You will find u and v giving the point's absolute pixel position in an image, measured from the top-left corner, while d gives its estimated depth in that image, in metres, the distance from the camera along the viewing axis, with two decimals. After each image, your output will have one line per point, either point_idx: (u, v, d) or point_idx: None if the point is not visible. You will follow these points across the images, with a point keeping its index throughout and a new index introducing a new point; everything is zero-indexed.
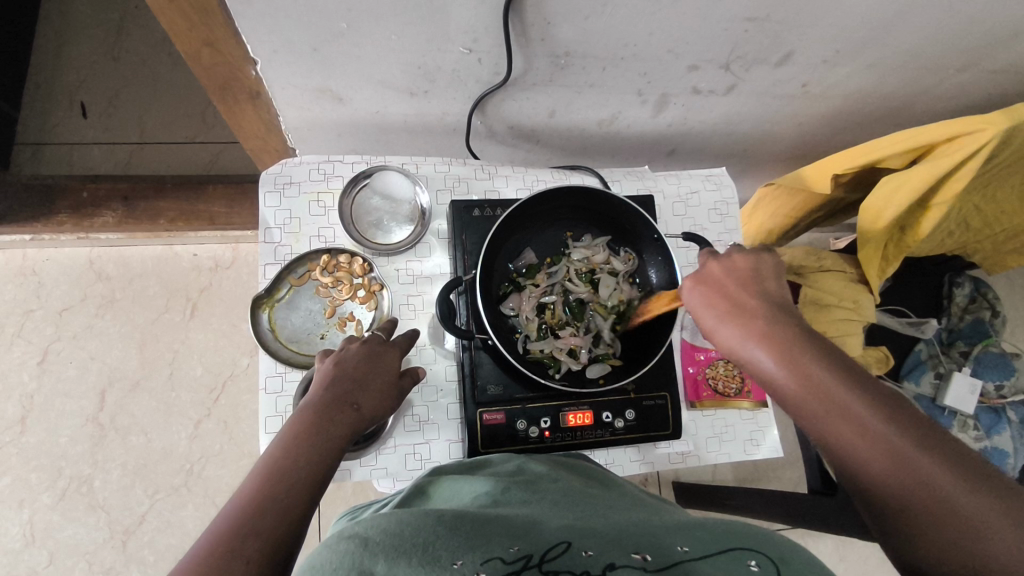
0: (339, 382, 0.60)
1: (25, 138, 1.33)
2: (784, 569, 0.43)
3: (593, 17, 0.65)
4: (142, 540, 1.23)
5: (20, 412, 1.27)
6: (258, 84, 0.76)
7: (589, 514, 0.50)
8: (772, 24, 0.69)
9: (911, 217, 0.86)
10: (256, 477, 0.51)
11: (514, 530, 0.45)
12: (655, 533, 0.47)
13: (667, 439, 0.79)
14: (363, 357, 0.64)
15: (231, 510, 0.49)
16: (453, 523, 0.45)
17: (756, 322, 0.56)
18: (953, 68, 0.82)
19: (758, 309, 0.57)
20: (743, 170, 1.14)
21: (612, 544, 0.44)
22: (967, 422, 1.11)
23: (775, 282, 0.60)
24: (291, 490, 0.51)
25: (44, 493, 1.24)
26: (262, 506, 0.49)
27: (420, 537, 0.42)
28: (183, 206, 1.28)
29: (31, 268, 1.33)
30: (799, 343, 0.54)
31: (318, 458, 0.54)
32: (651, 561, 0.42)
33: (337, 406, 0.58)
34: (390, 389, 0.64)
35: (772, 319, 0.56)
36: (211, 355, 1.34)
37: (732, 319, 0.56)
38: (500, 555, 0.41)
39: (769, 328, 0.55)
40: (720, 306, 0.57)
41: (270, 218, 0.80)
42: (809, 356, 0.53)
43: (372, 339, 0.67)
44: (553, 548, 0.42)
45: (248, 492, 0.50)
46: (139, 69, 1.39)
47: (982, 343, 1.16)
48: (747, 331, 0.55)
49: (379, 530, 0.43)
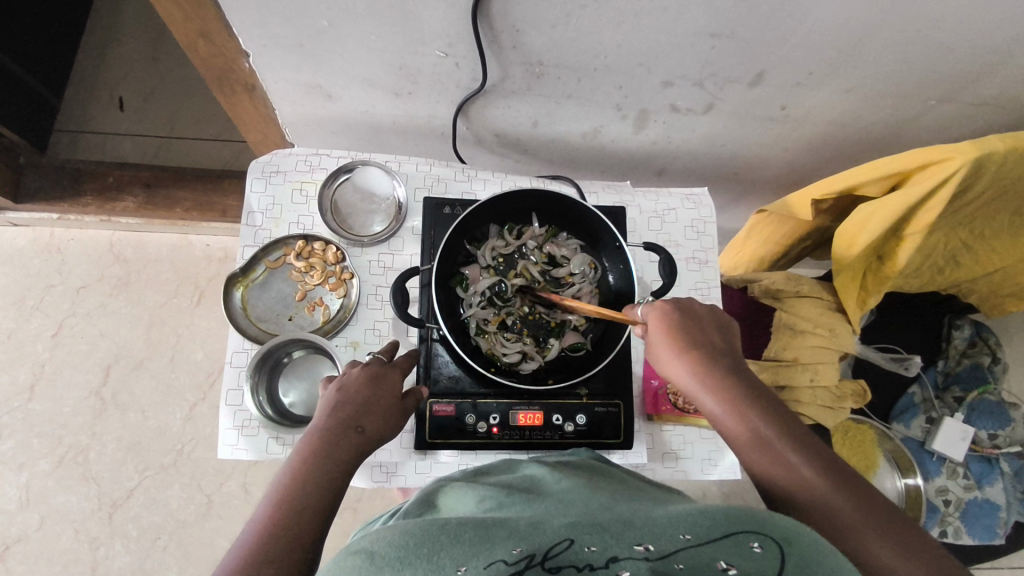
0: (344, 406, 0.62)
1: (66, 126, 1.44)
2: (787, 553, 0.43)
3: (560, 26, 0.68)
4: (128, 514, 1.28)
5: (31, 380, 1.34)
6: (251, 77, 0.81)
7: (593, 509, 0.51)
8: (738, 41, 0.70)
9: (888, 246, 0.85)
10: (269, 505, 0.53)
11: (517, 531, 0.45)
12: (655, 522, 0.46)
13: (617, 448, 0.79)
14: (366, 380, 0.66)
15: (248, 536, 0.51)
16: (456, 530, 0.46)
17: (708, 360, 0.62)
18: (935, 97, 0.82)
19: (711, 348, 0.63)
20: (736, 194, 1.14)
21: (615, 537, 0.44)
22: (956, 470, 1.07)
23: (717, 331, 0.66)
24: (301, 516, 0.53)
25: (43, 459, 1.30)
26: (277, 538, 0.51)
27: (424, 547, 0.43)
28: (199, 197, 1.35)
29: (56, 246, 1.40)
30: (734, 385, 0.60)
31: (325, 482, 0.56)
32: (653, 553, 0.42)
33: (343, 431, 0.60)
34: (395, 412, 0.66)
35: (711, 360, 0.62)
36: (212, 341, 1.40)
37: (687, 350, 0.62)
38: (502, 557, 0.42)
39: (713, 362, 0.62)
40: (680, 338, 0.63)
41: (254, 203, 0.84)
42: (742, 398, 0.59)
43: (373, 363, 0.68)
44: (557, 542, 0.43)
45: (265, 518, 0.52)
46: (175, 70, 1.49)
47: (978, 390, 1.09)
48: (700, 364, 0.61)
49: (384, 544, 0.45)
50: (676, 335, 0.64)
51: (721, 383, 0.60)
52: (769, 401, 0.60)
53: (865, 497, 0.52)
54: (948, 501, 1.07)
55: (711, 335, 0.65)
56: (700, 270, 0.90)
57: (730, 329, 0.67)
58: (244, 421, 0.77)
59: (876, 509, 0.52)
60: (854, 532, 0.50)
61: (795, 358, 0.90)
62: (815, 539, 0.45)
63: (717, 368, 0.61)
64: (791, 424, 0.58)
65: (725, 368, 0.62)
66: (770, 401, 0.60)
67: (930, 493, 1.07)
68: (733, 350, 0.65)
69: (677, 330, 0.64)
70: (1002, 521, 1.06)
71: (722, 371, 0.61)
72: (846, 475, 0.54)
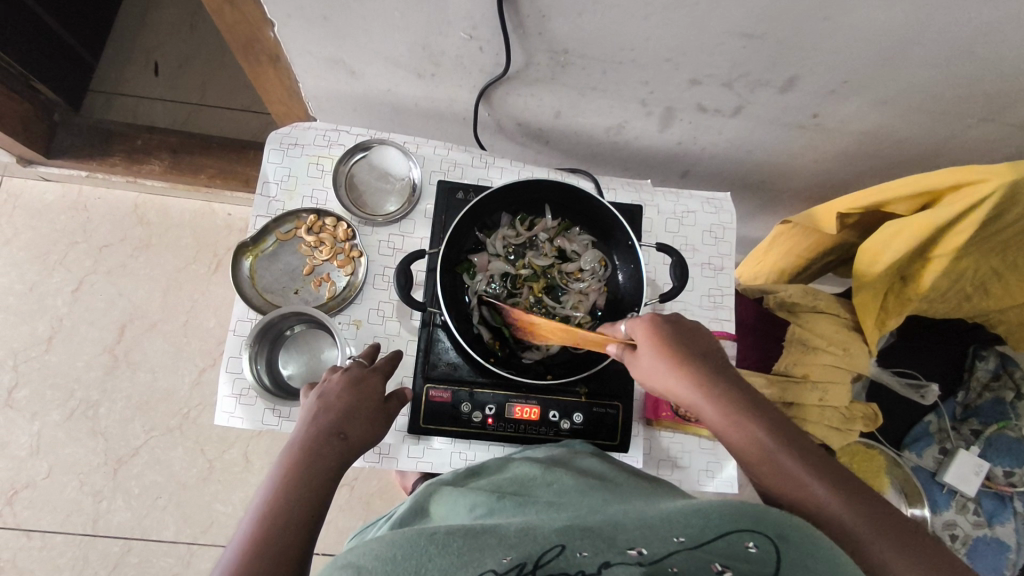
0: (325, 413, 0.62)
1: (100, 86, 1.46)
2: (782, 548, 0.43)
3: (586, 15, 0.66)
4: (132, 471, 1.31)
5: (49, 332, 1.37)
6: (275, 48, 0.81)
7: (586, 512, 0.52)
8: (770, 43, 0.67)
9: (913, 267, 0.82)
10: (253, 522, 0.54)
11: (507, 539, 0.45)
12: (649, 524, 0.47)
13: (613, 450, 0.78)
14: (347, 385, 0.65)
15: (233, 555, 0.52)
16: (445, 539, 0.45)
17: (709, 377, 0.60)
18: (978, 116, 0.78)
19: (708, 364, 0.61)
20: (761, 203, 1.11)
21: (605, 543, 0.44)
22: (966, 505, 1.05)
23: (708, 346, 0.63)
24: (285, 530, 0.54)
25: (54, 410, 1.33)
26: (261, 555, 0.52)
27: (412, 559, 0.43)
28: (223, 166, 1.37)
29: (82, 203, 1.43)
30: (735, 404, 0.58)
31: (308, 496, 0.56)
32: (647, 556, 0.43)
33: (325, 439, 0.60)
34: (378, 415, 0.66)
35: (711, 380, 0.60)
36: (225, 310, 1.41)
37: (685, 371, 0.60)
38: (493, 567, 0.41)
39: (713, 380, 0.60)
40: (676, 350, 0.61)
41: (270, 173, 0.84)
42: (746, 418, 0.58)
43: (353, 366, 0.68)
44: (550, 547, 0.44)
45: (248, 537, 0.53)
46: (211, 38, 1.50)
47: (997, 425, 1.06)
48: (698, 376, 0.60)
49: (371, 557, 0.44)
50: (672, 354, 0.61)
51: (724, 398, 0.59)
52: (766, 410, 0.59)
53: (866, 502, 0.53)
54: (954, 537, 1.03)
55: (705, 346, 0.63)
56: (715, 277, 0.87)
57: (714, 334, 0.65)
58: (242, 390, 0.77)
59: (877, 512, 0.52)
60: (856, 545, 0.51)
61: (806, 376, 0.87)
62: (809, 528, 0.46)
63: (720, 387, 0.59)
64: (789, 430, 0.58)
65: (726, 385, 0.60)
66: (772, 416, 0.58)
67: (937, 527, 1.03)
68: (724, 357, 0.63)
69: (671, 345, 0.61)
70: (1010, 564, 1.02)
71: (721, 381, 0.60)
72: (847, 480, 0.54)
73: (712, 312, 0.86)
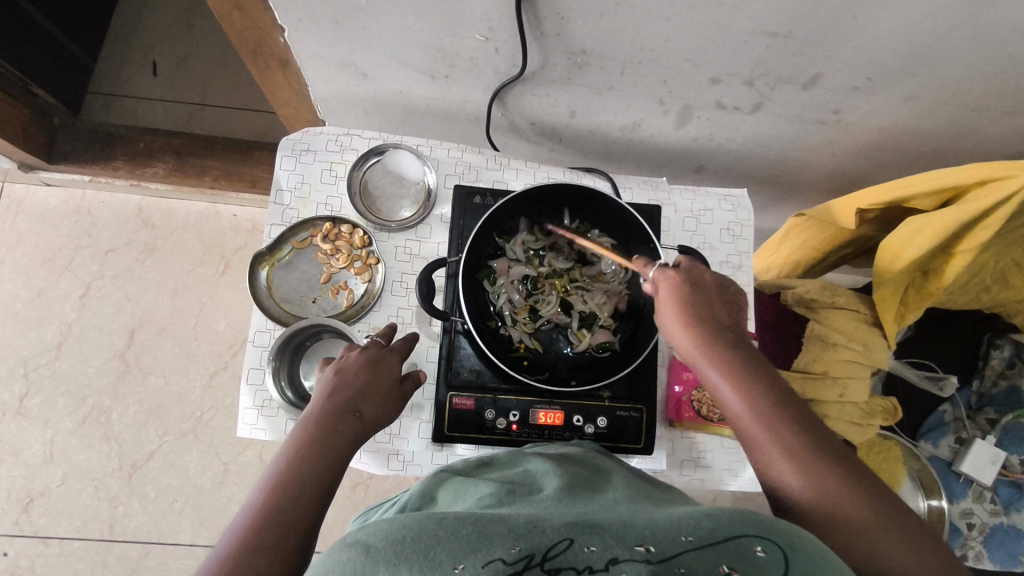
0: (342, 390, 0.62)
1: (99, 88, 1.44)
2: (792, 559, 0.41)
3: (607, 16, 0.65)
4: (147, 476, 1.31)
5: (58, 339, 1.36)
6: (285, 53, 0.79)
7: (593, 510, 0.49)
8: (794, 41, 0.66)
9: (934, 262, 0.82)
10: (264, 490, 0.54)
11: (517, 526, 0.43)
12: (657, 522, 0.44)
13: (638, 453, 0.78)
14: (365, 363, 0.65)
15: (242, 521, 0.51)
16: (455, 523, 0.43)
17: (716, 333, 0.60)
18: (1000, 110, 0.77)
19: (717, 322, 0.61)
20: (775, 196, 1.10)
21: (614, 537, 0.42)
22: (983, 494, 1.05)
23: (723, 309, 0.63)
24: (296, 502, 0.53)
25: (67, 417, 1.32)
26: (269, 522, 0.51)
27: (421, 542, 0.42)
28: (228, 167, 1.35)
29: (86, 208, 1.41)
30: (738, 360, 0.58)
31: (320, 470, 0.56)
32: (655, 555, 0.40)
33: (341, 416, 0.61)
34: (393, 397, 0.66)
35: (717, 335, 0.60)
36: (235, 312, 1.40)
37: (693, 323, 0.60)
38: (499, 556, 0.40)
39: (719, 337, 0.60)
40: (690, 312, 0.61)
41: (283, 181, 0.83)
42: (746, 374, 0.57)
43: (372, 346, 0.68)
44: (559, 540, 0.41)
45: (258, 504, 0.53)
46: (211, 36, 1.48)
47: (1013, 413, 1.05)
48: (707, 342, 0.59)
49: (381, 536, 0.43)
50: (684, 307, 0.61)
51: (727, 353, 0.59)
52: (772, 378, 0.57)
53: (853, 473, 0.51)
54: (971, 525, 1.05)
55: (721, 311, 0.62)
56: (734, 275, 0.87)
57: (736, 304, 0.66)
58: (264, 401, 0.76)
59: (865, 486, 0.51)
60: (843, 511, 0.49)
61: (825, 371, 0.87)
62: (820, 548, 0.43)
63: (723, 345, 0.59)
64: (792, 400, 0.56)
65: (733, 345, 0.60)
66: (774, 378, 0.58)
67: (954, 516, 1.05)
68: (739, 325, 0.63)
69: (687, 297, 0.62)
70: None
71: (730, 348, 0.59)
72: (841, 456, 0.53)
73: None
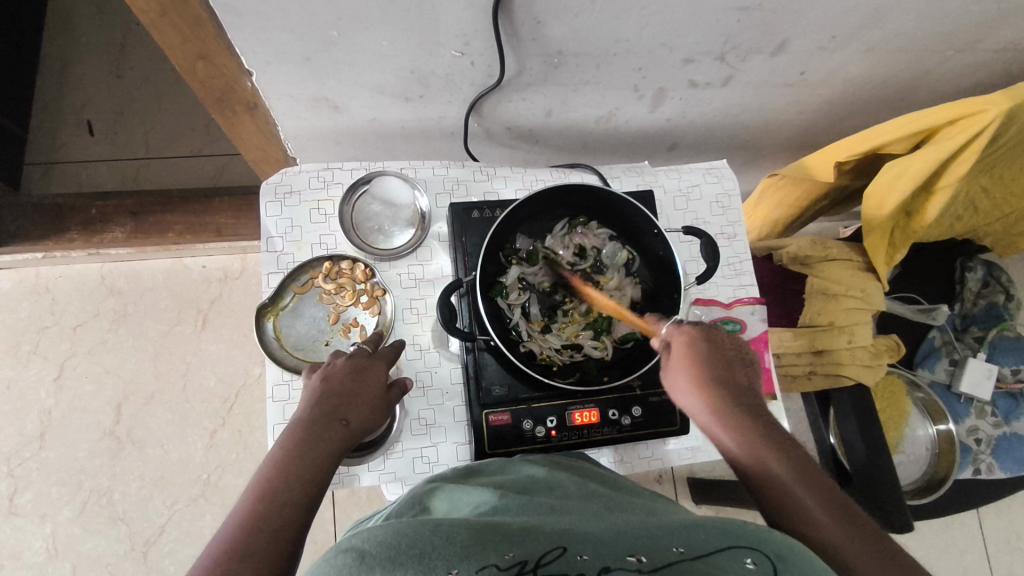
0: (328, 396, 0.61)
1: (36, 158, 1.36)
2: (781, 568, 0.39)
3: (582, 14, 0.65)
4: (162, 550, 1.24)
5: (40, 428, 1.29)
6: (254, 96, 0.77)
7: (585, 518, 0.46)
8: (763, 12, 0.68)
9: (916, 202, 0.86)
10: (249, 498, 0.50)
11: (510, 535, 0.41)
12: (649, 534, 0.42)
13: (676, 435, 0.79)
14: (350, 371, 0.64)
15: (226, 529, 0.48)
16: (450, 529, 0.40)
17: (720, 388, 0.63)
18: (952, 48, 0.81)
19: (726, 377, 0.64)
20: (746, 161, 1.13)
21: (607, 547, 0.39)
22: (985, 409, 1.12)
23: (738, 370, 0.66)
24: (284, 509, 0.50)
25: (65, 506, 1.25)
26: (256, 528, 0.48)
27: (415, 548, 0.38)
28: (191, 219, 1.31)
29: (44, 285, 1.34)
30: (738, 413, 0.60)
31: (308, 476, 0.53)
32: (648, 565, 0.38)
33: (328, 422, 0.58)
34: (381, 404, 0.64)
35: (720, 389, 0.63)
36: (223, 365, 1.36)
37: (700, 376, 0.64)
38: (493, 562, 0.37)
39: (725, 391, 0.62)
40: (698, 365, 0.65)
41: (271, 228, 0.80)
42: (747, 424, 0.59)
43: (358, 354, 0.66)
44: (549, 550, 0.39)
45: (241, 513, 0.49)
46: (142, 86, 1.42)
47: (997, 328, 1.15)
48: (712, 393, 0.62)
49: (374, 542, 0.39)
50: (693, 362, 0.65)
51: (728, 406, 0.61)
52: (775, 434, 0.59)
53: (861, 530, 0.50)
54: (980, 440, 1.09)
55: (734, 369, 0.66)
56: (731, 244, 0.89)
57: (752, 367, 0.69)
58: None
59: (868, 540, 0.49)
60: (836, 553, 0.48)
61: (832, 322, 0.90)
62: (807, 556, 0.41)
63: (727, 398, 0.62)
64: (795, 447, 0.58)
65: (737, 398, 0.62)
66: (778, 433, 0.59)
67: (963, 434, 1.10)
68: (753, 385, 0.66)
69: (695, 353, 0.66)
70: None
71: (734, 399, 0.61)
72: (842, 503, 0.52)
73: (735, 279, 0.88)
